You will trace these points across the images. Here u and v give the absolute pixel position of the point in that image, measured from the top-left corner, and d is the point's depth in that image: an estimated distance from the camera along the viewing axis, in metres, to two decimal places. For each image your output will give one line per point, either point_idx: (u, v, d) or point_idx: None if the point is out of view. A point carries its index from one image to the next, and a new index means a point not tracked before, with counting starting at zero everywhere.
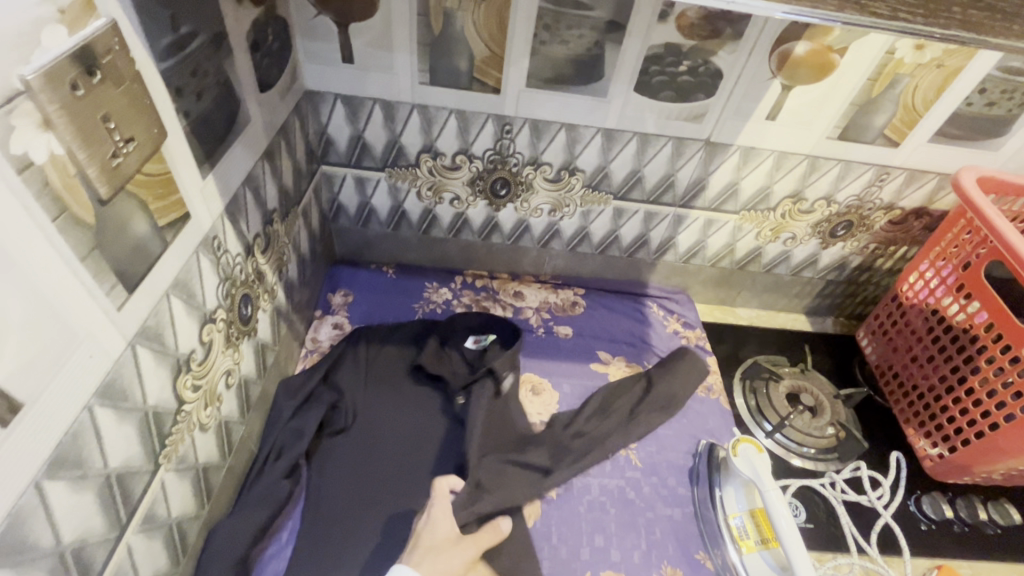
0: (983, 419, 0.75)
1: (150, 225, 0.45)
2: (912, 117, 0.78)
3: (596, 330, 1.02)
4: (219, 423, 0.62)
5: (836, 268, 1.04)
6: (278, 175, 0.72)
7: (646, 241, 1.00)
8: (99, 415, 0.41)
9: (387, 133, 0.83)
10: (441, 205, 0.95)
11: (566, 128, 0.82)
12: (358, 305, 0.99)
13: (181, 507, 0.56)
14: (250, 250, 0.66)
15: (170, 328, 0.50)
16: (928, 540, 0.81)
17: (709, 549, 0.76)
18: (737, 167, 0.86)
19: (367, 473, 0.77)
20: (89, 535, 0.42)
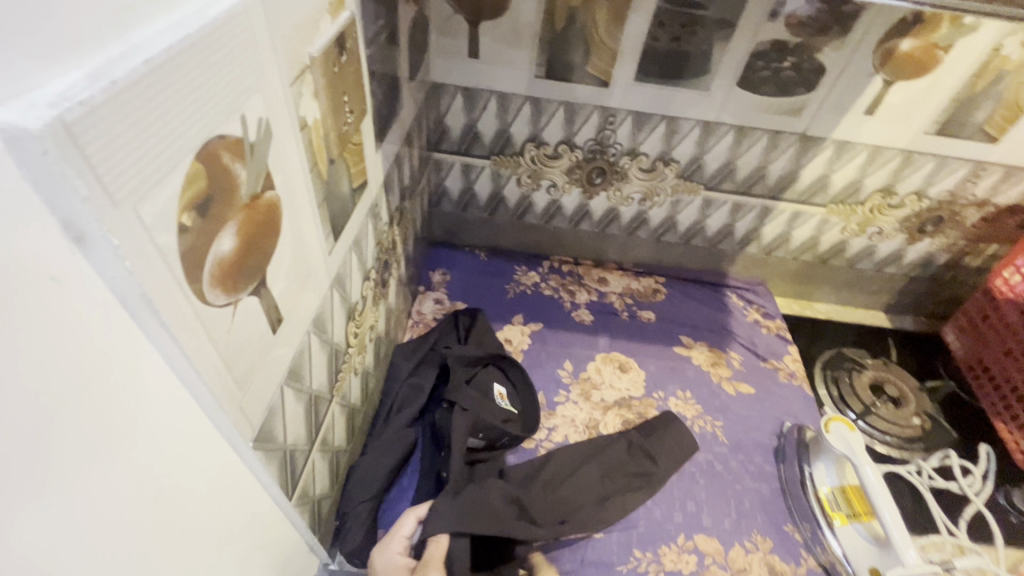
0: None
1: (350, 187, 0.53)
2: (1015, 113, 0.80)
3: (677, 316, 1.07)
4: (363, 371, 0.70)
5: (921, 265, 1.05)
6: (409, 157, 0.81)
7: (730, 231, 1.04)
8: (313, 340, 0.50)
9: (499, 123, 0.91)
10: (538, 192, 1.02)
11: (666, 120, 0.87)
12: (455, 283, 1.07)
13: (339, 439, 0.64)
14: (391, 221, 0.74)
15: (349, 277, 0.58)
16: (1021, 531, 0.82)
17: (797, 522, 0.79)
18: (830, 160, 0.90)
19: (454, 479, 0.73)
20: (298, 442, 0.50)
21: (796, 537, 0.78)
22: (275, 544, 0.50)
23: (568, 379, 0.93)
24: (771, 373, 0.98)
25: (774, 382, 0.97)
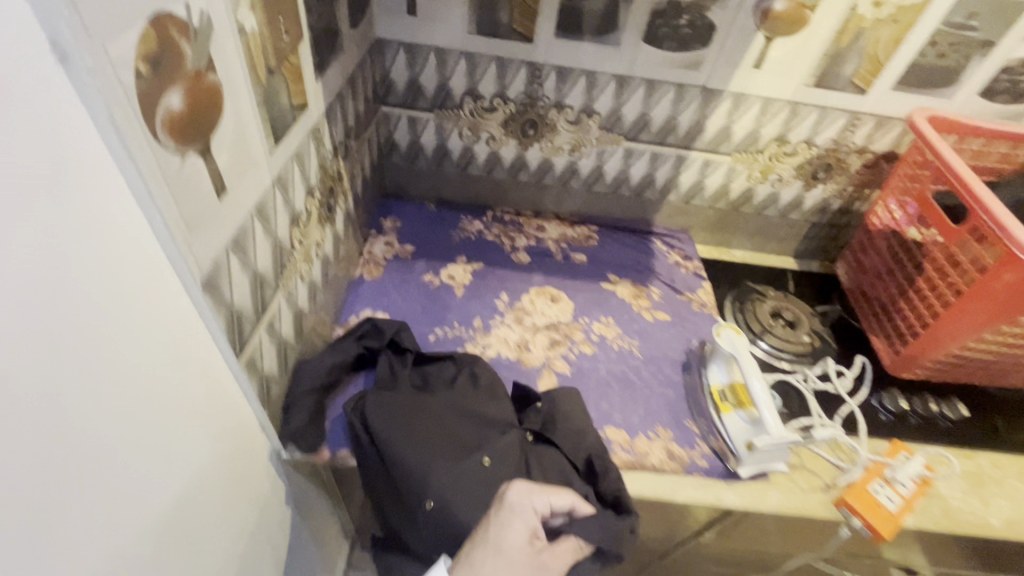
0: (927, 311, 0.89)
1: (289, 102, 0.63)
2: (876, 66, 0.94)
3: (607, 258, 1.19)
4: (309, 282, 0.80)
5: (819, 211, 1.19)
6: (354, 101, 0.90)
7: (652, 181, 1.16)
8: (257, 224, 0.60)
9: (439, 77, 1.02)
10: (478, 144, 1.12)
11: (586, 75, 0.99)
12: (405, 228, 1.17)
13: (286, 333, 0.74)
14: (335, 153, 0.84)
15: (292, 184, 0.68)
16: (886, 427, 0.96)
17: (694, 418, 0.91)
18: (730, 111, 1.03)
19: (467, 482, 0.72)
20: (245, 310, 0.60)
21: (694, 429, 0.91)
22: (226, 404, 0.60)
23: (504, 308, 1.05)
24: (686, 304, 1.11)
25: (688, 310, 1.10)
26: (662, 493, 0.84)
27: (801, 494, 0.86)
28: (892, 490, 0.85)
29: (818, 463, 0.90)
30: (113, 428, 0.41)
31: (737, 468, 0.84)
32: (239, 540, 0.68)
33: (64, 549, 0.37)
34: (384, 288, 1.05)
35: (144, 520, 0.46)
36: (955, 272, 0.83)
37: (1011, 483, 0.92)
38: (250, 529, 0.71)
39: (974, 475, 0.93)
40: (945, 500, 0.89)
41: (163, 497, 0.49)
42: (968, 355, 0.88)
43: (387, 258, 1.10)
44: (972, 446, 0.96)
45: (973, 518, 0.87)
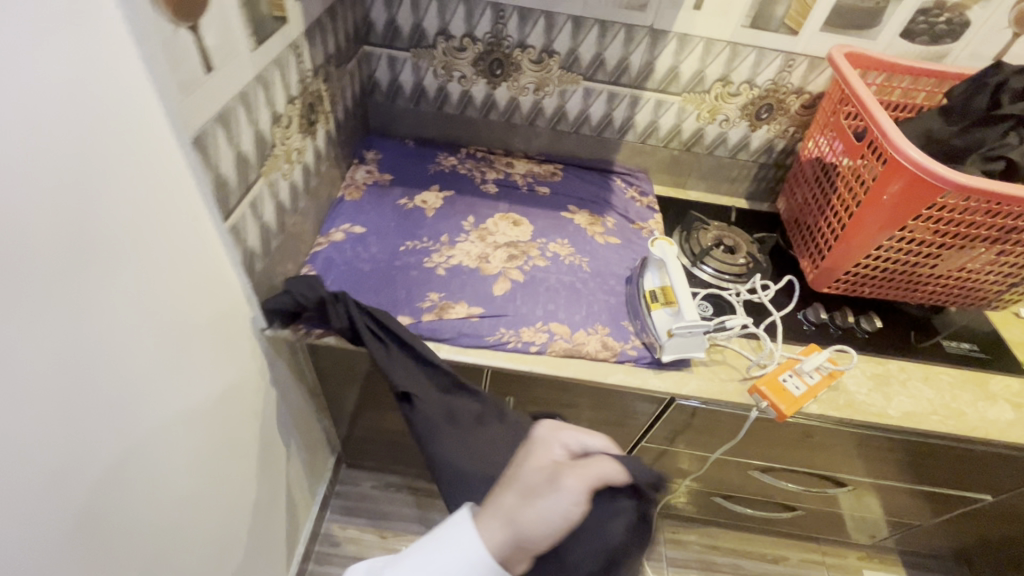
0: (839, 225, 1.01)
1: (269, 13, 0.75)
2: (803, 8, 1.04)
3: (568, 192, 1.30)
4: (290, 183, 0.92)
5: (765, 151, 1.30)
6: (335, 33, 1.02)
7: (610, 120, 1.28)
8: (240, 109, 0.72)
9: (414, 17, 1.13)
10: (452, 83, 1.24)
11: (545, 16, 1.10)
12: (386, 161, 1.29)
13: (267, 220, 0.87)
14: (316, 74, 0.96)
15: (272, 86, 0.80)
16: (806, 334, 1.07)
17: (631, 319, 1.03)
18: (676, 52, 1.13)
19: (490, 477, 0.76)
20: (228, 181, 0.73)
21: (629, 328, 1.03)
22: (205, 283, 0.72)
23: (469, 228, 1.17)
24: (636, 231, 1.23)
25: (637, 236, 1.22)
26: (594, 375, 0.96)
27: (717, 382, 0.98)
28: (800, 379, 0.96)
29: (738, 360, 1.01)
30: (115, 240, 0.55)
31: (661, 356, 0.96)
32: (229, 386, 0.84)
33: (81, 320, 0.52)
34: (362, 208, 1.17)
35: (142, 328, 0.61)
36: (859, 186, 0.95)
37: (915, 384, 1.03)
38: (237, 378, 0.86)
39: (882, 376, 1.03)
40: (850, 393, 1.00)
41: (141, 336, 0.61)
42: (875, 265, 1.00)
43: (367, 182, 1.23)
44: (885, 353, 1.06)
45: (874, 409, 0.98)
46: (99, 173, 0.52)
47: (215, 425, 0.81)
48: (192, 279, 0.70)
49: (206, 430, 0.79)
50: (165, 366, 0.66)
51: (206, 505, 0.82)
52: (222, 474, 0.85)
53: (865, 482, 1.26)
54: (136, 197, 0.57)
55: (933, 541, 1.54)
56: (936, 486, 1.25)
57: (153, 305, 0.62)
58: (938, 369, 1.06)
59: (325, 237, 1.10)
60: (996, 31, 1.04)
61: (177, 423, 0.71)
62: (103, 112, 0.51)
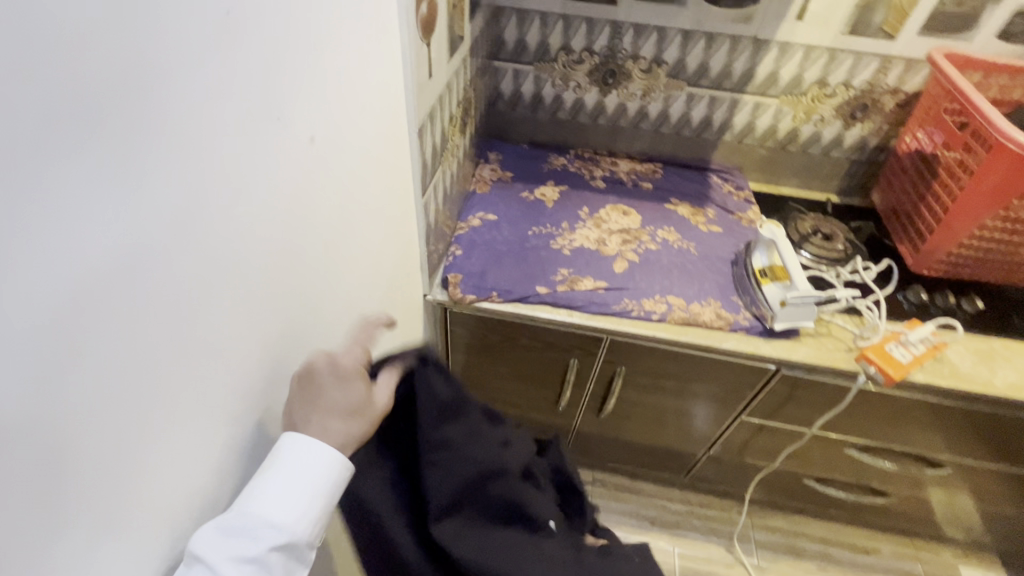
0: (940, 211, 1.10)
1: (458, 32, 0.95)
2: (901, 15, 1.15)
3: (669, 187, 1.43)
4: (450, 173, 1.11)
5: (859, 148, 1.39)
6: (481, 50, 1.22)
7: (709, 122, 1.41)
8: (438, 109, 0.91)
9: (541, 36, 1.32)
10: (567, 92, 1.41)
11: (657, 30, 1.26)
12: (506, 160, 1.47)
13: (438, 202, 1.05)
14: (470, 83, 1.15)
15: (452, 93, 0.99)
16: (907, 313, 1.14)
17: (740, 295, 1.15)
18: (776, 59, 1.26)
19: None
20: (426, 165, 0.91)
21: (740, 302, 1.14)
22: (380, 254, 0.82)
23: (585, 217, 1.32)
24: (736, 221, 1.34)
25: (737, 225, 1.33)
26: (711, 341, 1.09)
27: (824, 351, 1.08)
28: (905, 349, 1.04)
29: (843, 333, 1.11)
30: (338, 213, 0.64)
31: (774, 325, 1.07)
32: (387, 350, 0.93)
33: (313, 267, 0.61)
34: (491, 200, 1.35)
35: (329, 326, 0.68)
36: (961, 173, 1.03)
37: (1020, 360, 1.08)
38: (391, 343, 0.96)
39: (986, 352, 1.09)
40: (956, 366, 1.06)
41: (342, 296, 0.71)
42: (978, 246, 1.08)
43: (493, 178, 1.41)
44: (988, 332, 1.12)
45: (980, 379, 1.05)
46: (309, 210, 0.57)
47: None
48: (364, 273, 0.77)
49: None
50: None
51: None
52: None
53: (967, 464, 1.30)
54: (332, 218, 0.62)
55: None
56: None
57: (338, 303, 0.69)
58: None
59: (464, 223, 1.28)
60: None
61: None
62: (334, 122, 0.59)
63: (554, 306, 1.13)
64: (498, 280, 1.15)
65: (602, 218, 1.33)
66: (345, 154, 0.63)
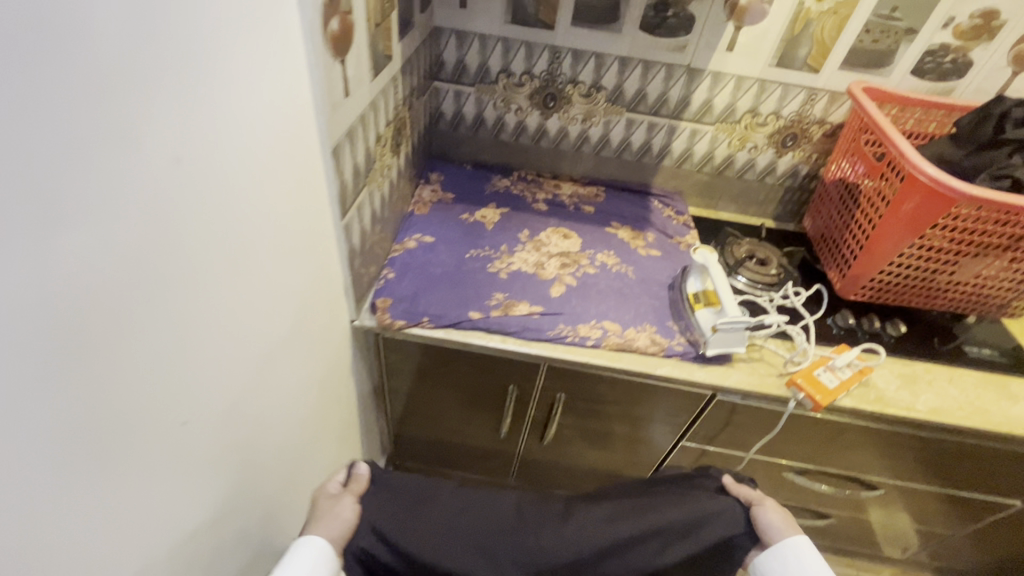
0: (863, 238, 1.12)
1: (383, 49, 0.92)
2: (824, 50, 1.19)
3: (611, 210, 1.44)
4: (380, 194, 1.07)
5: (790, 175, 1.43)
6: (417, 70, 1.20)
7: (649, 148, 1.42)
8: (359, 129, 0.87)
9: (481, 57, 1.31)
10: (509, 114, 1.41)
11: (595, 56, 1.27)
12: (447, 181, 1.45)
13: (364, 225, 1.01)
14: (404, 103, 1.12)
15: (378, 112, 0.96)
16: (835, 337, 1.16)
17: (675, 319, 1.15)
18: (710, 88, 1.29)
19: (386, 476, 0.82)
20: (347, 187, 0.87)
21: (674, 327, 1.14)
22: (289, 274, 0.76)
23: (525, 239, 1.30)
24: (674, 245, 1.35)
25: (676, 250, 1.34)
26: (645, 367, 1.08)
27: (756, 376, 1.08)
28: (832, 374, 1.05)
29: (773, 357, 1.12)
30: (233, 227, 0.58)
31: (706, 351, 1.07)
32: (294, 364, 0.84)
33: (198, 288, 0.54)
34: (430, 221, 1.32)
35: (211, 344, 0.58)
36: (880, 200, 1.07)
37: (941, 383, 1.11)
38: (300, 359, 0.86)
39: (910, 376, 1.12)
40: (882, 390, 1.08)
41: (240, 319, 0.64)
42: (899, 272, 1.10)
43: (433, 199, 1.38)
44: (911, 356, 1.15)
45: (903, 403, 1.07)
46: (170, 239, 0.48)
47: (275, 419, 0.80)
48: (261, 278, 0.68)
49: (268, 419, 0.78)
50: (229, 378, 0.64)
51: (271, 484, 0.83)
52: (287, 450, 0.87)
53: (897, 485, 1.32)
54: (222, 232, 0.56)
55: (968, 555, 1.56)
56: (967, 490, 1.30)
57: (220, 341, 0.60)
58: (961, 370, 1.14)
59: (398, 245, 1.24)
60: (998, 69, 1.18)
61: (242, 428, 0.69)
62: (227, 125, 0.53)
63: (488, 331, 1.09)
64: (431, 304, 1.11)
65: (543, 241, 1.31)
66: (210, 171, 0.52)
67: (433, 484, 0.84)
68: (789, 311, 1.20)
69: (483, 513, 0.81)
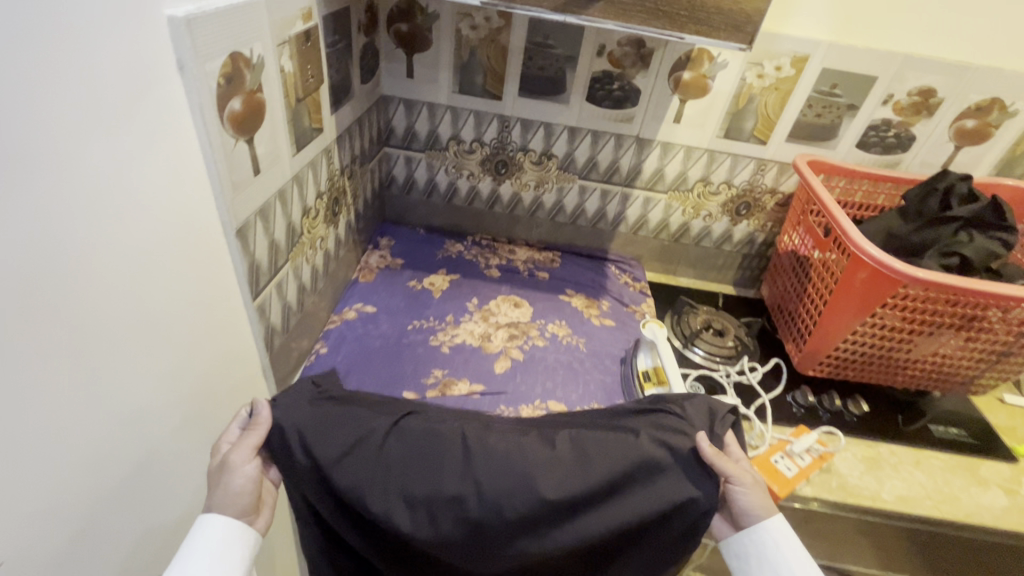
0: (817, 313, 1.08)
1: (310, 124, 0.89)
2: (769, 123, 1.20)
3: (566, 277, 1.40)
4: (311, 266, 1.02)
5: (747, 243, 1.41)
6: (361, 139, 1.18)
7: (604, 214, 1.40)
8: (277, 206, 0.83)
9: (430, 125, 1.30)
10: (461, 180, 1.38)
11: (543, 125, 1.26)
12: (398, 246, 1.41)
13: (288, 300, 0.95)
14: (342, 173, 1.09)
15: (305, 186, 0.92)
16: (795, 417, 1.10)
17: (625, 398, 1.08)
18: (660, 157, 1.28)
19: (308, 409, 0.66)
20: (260, 265, 0.82)
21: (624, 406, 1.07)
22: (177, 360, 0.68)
23: (472, 308, 1.25)
24: (629, 314, 1.31)
25: (631, 319, 1.29)
26: None
27: None
28: (791, 460, 0.98)
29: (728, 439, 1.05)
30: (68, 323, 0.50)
31: None
32: (207, 336, 0.73)
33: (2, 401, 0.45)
34: (374, 289, 1.26)
35: (57, 355, 0.50)
36: (830, 277, 1.04)
37: (907, 468, 1.04)
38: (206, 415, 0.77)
39: (874, 460, 1.04)
40: (844, 477, 1.00)
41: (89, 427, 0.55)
42: (856, 350, 1.06)
43: (380, 266, 1.33)
44: (874, 437, 1.09)
45: (867, 492, 0.99)
46: None
47: (173, 401, 0.69)
48: (147, 282, 0.60)
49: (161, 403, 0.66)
50: (83, 446, 0.55)
51: (176, 474, 0.72)
52: (196, 438, 0.75)
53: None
54: (44, 332, 0.48)
55: None
56: None
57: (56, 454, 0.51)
58: (928, 452, 1.07)
59: (337, 316, 1.17)
60: (941, 144, 1.19)
61: (113, 411, 0.57)
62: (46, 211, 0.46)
63: None
64: (363, 382, 1.04)
65: (492, 310, 1.26)
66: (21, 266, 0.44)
67: (369, 434, 0.65)
68: (746, 388, 1.14)
69: (419, 463, 0.63)
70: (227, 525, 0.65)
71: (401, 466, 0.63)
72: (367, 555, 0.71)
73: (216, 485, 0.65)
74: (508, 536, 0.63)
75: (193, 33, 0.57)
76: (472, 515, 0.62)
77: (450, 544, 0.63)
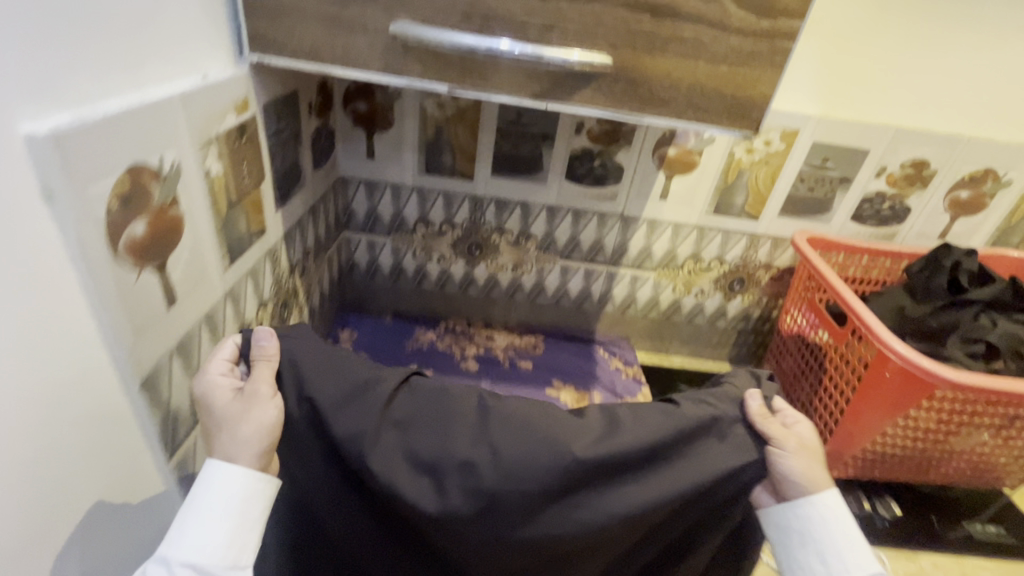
0: (835, 408, 0.97)
1: (247, 229, 0.74)
2: (760, 198, 1.12)
3: (552, 365, 1.25)
4: None
5: (742, 319, 1.31)
6: (315, 228, 1.04)
7: (589, 294, 1.29)
8: (202, 335, 0.67)
9: (394, 208, 1.17)
10: (431, 263, 1.25)
11: (520, 205, 1.15)
12: (361, 339, 1.23)
13: None
14: (292, 272, 0.94)
15: (244, 299, 0.77)
16: None
17: None
18: (647, 235, 1.19)
19: (309, 342, 0.59)
20: (182, 412, 0.64)
21: None
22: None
23: None
24: None
25: None
26: None
27: None
28: None
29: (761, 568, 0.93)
30: None
31: None
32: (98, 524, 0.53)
33: None
34: None
35: None
36: (847, 368, 0.93)
37: None
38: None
39: None
40: None
41: None
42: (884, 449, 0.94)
43: None
44: (913, 547, 0.95)
45: None
46: None
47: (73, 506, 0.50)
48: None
49: (84, 446, 0.50)
50: None
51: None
52: None
53: None
54: None
55: None
56: None
57: None
58: (973, 562, 0.94)
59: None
60: (936, 215, 1.13)
61: None
62: None
63: None
64: None
65: None
66: None
67: (377, 388, 0.56)
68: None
69: (433, 411, 0.56)
70: (236, 476, 0.54)
71: (413, 421, 0.55)
72: (355, 548, 0.61)
73: (232, 424, 0.54)
74: (527, 512, 0.54)
75: (65, 151, 0.43)
76: (484, 483, 0.53)
77: (459, 524, 0.54)
